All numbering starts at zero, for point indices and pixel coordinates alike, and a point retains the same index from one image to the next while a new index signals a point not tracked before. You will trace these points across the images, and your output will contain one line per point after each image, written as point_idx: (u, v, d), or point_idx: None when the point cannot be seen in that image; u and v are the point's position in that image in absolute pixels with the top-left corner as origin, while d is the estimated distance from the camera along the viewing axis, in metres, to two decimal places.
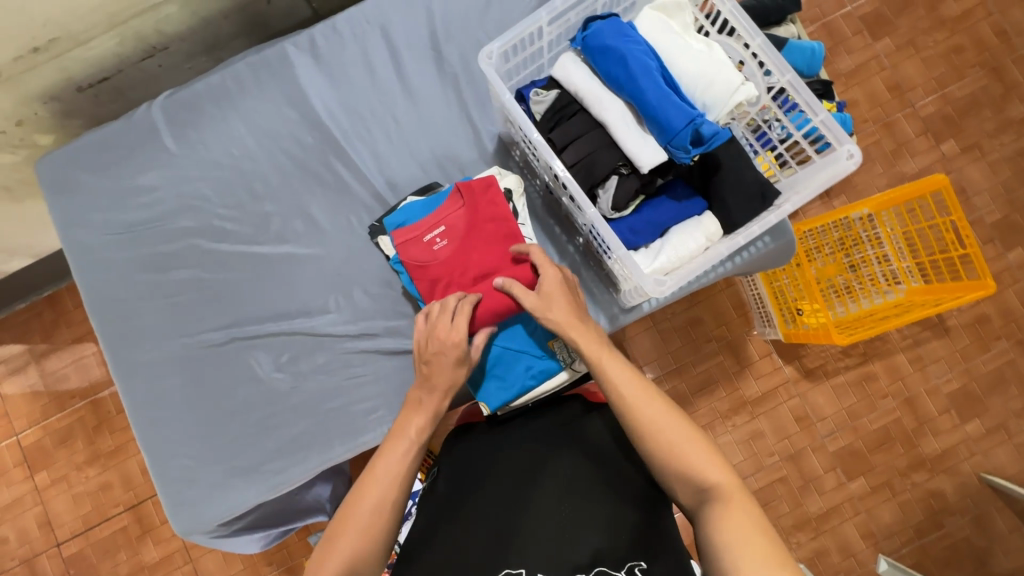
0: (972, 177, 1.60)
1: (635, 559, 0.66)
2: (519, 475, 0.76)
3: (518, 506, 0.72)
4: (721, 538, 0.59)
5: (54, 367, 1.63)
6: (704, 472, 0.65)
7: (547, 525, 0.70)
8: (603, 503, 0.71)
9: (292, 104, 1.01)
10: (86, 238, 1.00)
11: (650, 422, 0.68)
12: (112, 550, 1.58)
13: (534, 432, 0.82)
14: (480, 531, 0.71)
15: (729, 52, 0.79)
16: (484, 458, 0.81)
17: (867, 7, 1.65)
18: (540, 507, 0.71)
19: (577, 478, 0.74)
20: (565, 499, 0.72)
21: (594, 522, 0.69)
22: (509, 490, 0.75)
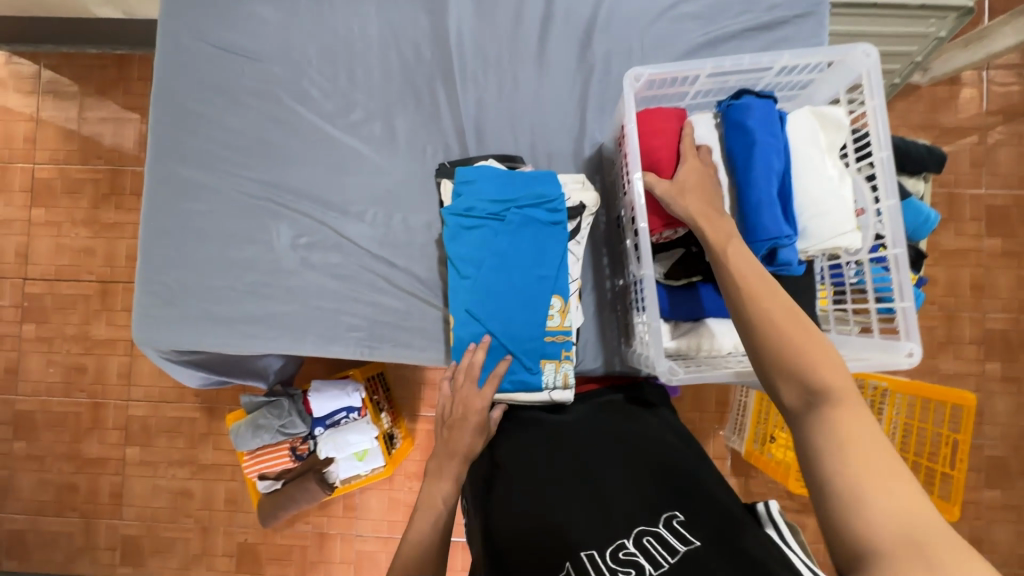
0: (995, 406, 1.57)
1: (668, 510, 0.66)
2: (529, 458, 0.78)
3: (540, 488, 0.73)
4: (845, 475, 0.45)
5: (96, 122, 1.64)
6: (856, 423, 0.48)
7: (572, 504, 0.70)
8: (608, 476, 0.72)
9: (429, 12, 0.98)
10: (181, 34, 0.99)
11: (803, 353, 0.52)
12: (68, 308, 1.63)
13: (562, 422, 0.85)
14: (525, 521, 0.70)
15: (855, 193, 0.75)
16: (517, 442, 0.82)
17: (999, 199, 1.57)
18: (555, 486, 0.73)
19: (577, 459, 0.76)
20: (585, 471, 0.74)
21: (610, 493, 0.70)
22: (522, 471, 0.76)
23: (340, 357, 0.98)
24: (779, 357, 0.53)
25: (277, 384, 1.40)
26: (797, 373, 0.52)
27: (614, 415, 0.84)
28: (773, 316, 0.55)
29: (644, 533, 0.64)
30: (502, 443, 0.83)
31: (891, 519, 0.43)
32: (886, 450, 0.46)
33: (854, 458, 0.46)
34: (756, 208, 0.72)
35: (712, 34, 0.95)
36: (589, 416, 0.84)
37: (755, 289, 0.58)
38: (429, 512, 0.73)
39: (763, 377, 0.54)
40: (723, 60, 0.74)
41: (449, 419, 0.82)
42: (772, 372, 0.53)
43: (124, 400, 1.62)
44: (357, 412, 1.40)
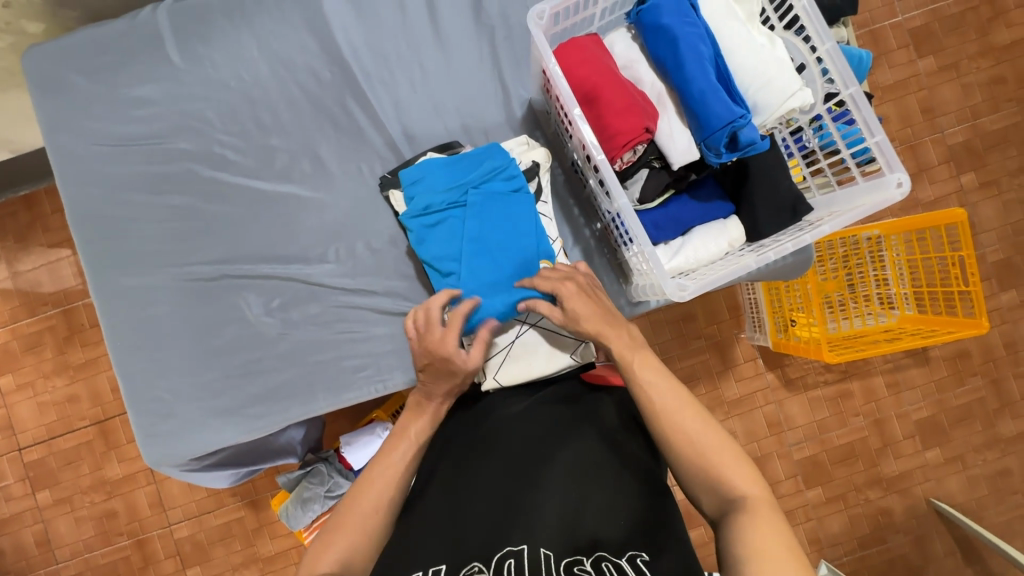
0: (983, 214, 1.59)
1: (636, 548, 0.57)
2: (527, 457, 0.69)
3: (518, 491, 0.65)
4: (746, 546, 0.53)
5: (27, 270, 1.56)
6: (766, 521, 0.55)
7: (545, 511, 0.62)
8: (607, 495, 0.64)
9: (312, 32, 0.93)
10: (73, 145, 0.93)
11: (717, 467, 0.60)
12: (75, 462, 1.57)
13: (544, 414, 0.76)
14: (476, 520, 0.63)
15: (791, 52, 0.74)
16: (491, 433, 0.74)
17: (918, 19, 1.58)
18: (541, 489, 0.65)
19: (580, 469, 0.67)
20: (571, 477, 0.66)
21: (591, 514, 0.62)
22: (515, 470, 0.68)
23: (357, 402, 0.95)
24: (696, 469, 0.61)
25: (307, 454, 1.37)
26: (715, 486, 0.60)
27: (635, 430, 0.73)
28: (688, 435, 0.63)
29: (604, 559, 0.56)
30: (500, 424, 0.76)
31: None
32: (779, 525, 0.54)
33: (756, 554, 0.52)
34: (701, 98, 0.70)
35: None
36: (607, 417, 0.74)
37: (667, 405, 0.65)
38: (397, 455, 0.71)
39: (692, 493, 0.63)
40: None
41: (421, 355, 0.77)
42: (692, 486, 0.62)
43: (165, 528, 1.57)
44: None
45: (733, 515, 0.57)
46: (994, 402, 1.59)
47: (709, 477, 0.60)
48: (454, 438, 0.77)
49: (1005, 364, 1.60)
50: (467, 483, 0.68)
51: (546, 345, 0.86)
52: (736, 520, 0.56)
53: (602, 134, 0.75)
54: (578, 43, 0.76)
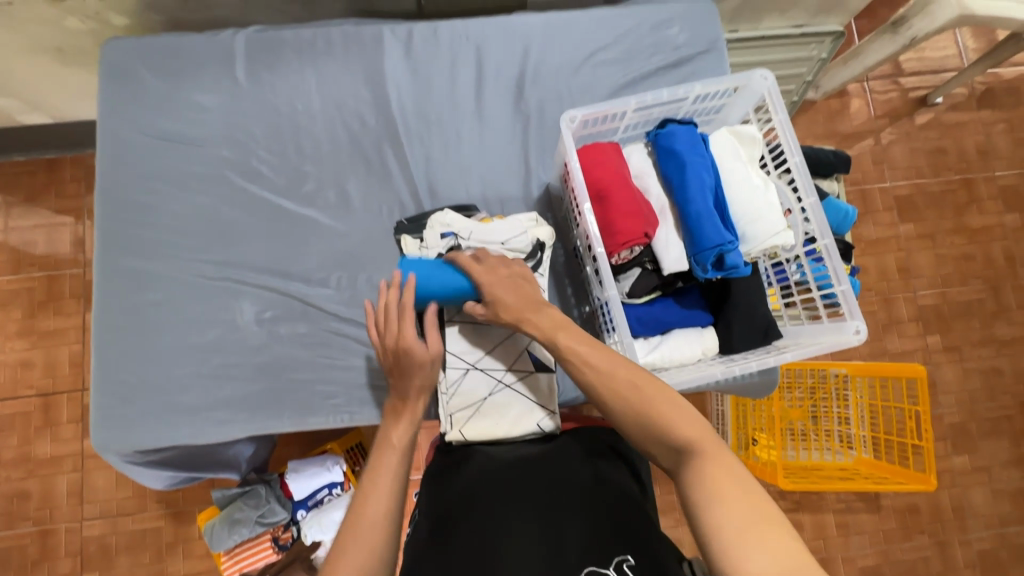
0: (944, 375, 1.68)
1: (621, 553, 0.61)
2: (495, 501, 0.69)
3: (493, 530, 0.65)
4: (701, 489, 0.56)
5: (27, 230, 1.58)
6: (721, 468, 0.57)
7: (527, 543, 0.63)
8: (581, 512, 0.67)
9: (369, 84, 1.04)
10: (122, 131, 1.00)
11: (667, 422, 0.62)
12: (6, 430, 1.50)
13: (515, 462, 0.78)
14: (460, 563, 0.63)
15: (781, 195, 0.84)
16: (466, 484, 0.74)
17: (903, 190, 1.76)
18: (515, 524, 0.65)
19: (557, 493, 0.69)
20: (546, 514, 0.66)
21: (574, 531, 0.64)
22: (490, 514, 0.67)
23: (319, 428, 0.95)
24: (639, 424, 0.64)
25: (250, 472, 1.33)
26: (662, 434, 0.62)
27: (603, 458, 0.77)
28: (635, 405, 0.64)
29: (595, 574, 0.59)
30: (476, 475, 0.75)
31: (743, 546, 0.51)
32: (733, 473, 0.57)
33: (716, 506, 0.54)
34: (698, 217, 0.78)
35: (630, 75, 1.06)
36: (572, 456, 0.77)
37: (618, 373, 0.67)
38: (378, 495, 0.66)
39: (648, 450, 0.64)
40: (645, 96, 0.83)
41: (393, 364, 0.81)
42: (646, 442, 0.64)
43: (76, 522, 1.48)
44: (340, 487, 1.35)
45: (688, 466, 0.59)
46: (938, 564, 1.60)
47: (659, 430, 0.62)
48: (432, 488, 0.76)
49: (952, 527, 1.62)
50: (449, 534, 0.67)
51: (513, 409, 0.89)
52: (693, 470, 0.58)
53: (604, 227, 0.83)
54: (602, 147, 0.86)
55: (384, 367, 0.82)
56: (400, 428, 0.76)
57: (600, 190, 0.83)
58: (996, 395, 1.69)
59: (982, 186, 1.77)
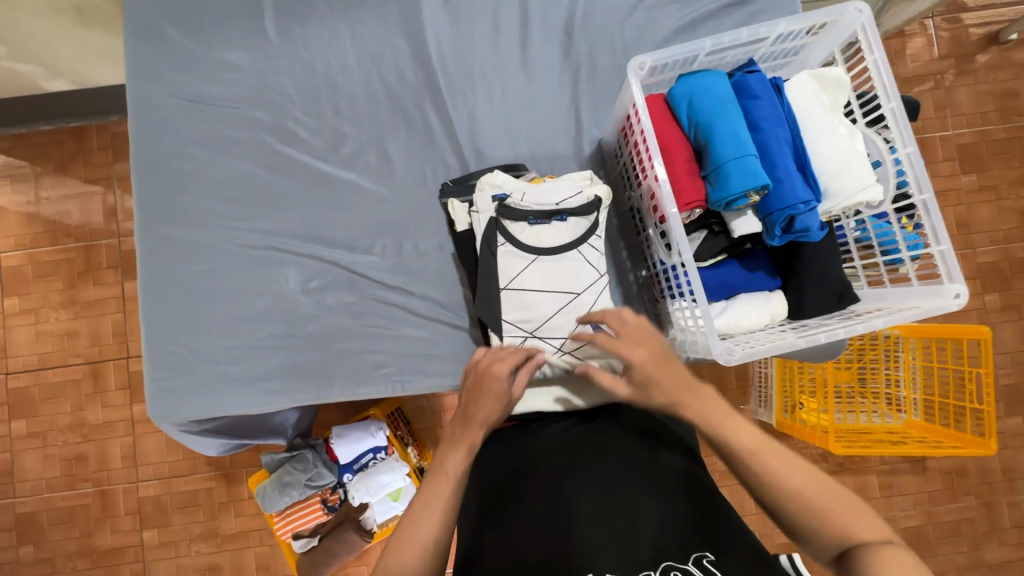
0: (1002, 335, 1.60)
1: (699, 548, 0.59)
2: (549, 484, 0.68)
3: (562, 514, 0.64)
4: None
5: (60, 200, 1.57)
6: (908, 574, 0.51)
7: (595, 534, 0.62)
8: (647, 496, 0.65)
9: (406, 35, 0.96)
10: (152, 93, 0.95)
11: (826, 515, 0.57)
12: (59, 397, 1.55)
13: (573, 438, 0.76)
14: (530, 549, 0.63)
15: (869, 146, 0.76)
16: (524, 462, 0.73)
17: (968, 137, 1.63)
18: (577, 512, 0.64)
19: (619, 475, 0.67)
20: (610, 498, 0.65)
21: (643, 521, 0.62)
22: (552, 501, 0.66)
23: (370, 397, 0.94)
24: (798, 515, 0.58)
25: (296, 437, 1.36)
26: (827, 530, 0.56)
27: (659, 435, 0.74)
28: (790, 485, 0.59)
29: (672, 568, 0.58)
30: (535, 452, 0.74)
31: None
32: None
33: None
34: (741, 166, 0.70)
35: (689, 15, 0.96)
36: (626, 429, 0.75)
37: (753, 449, 0.62)
38: (442, 483, 0.65)
39: (807, 546, 0.58)
40: (722, 36, 0.73)
41: (470, 382, 0.75)
42: (806, 538, 0.58)
43: (132, 483, 1.54)
44: (383, 451, 1.37)
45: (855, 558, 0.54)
46: (983, 525, 1.58)
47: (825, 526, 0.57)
48: (487, 470, 0.75)
49: (1000, 489, 1.58)
50: (512, 519, 0.67)
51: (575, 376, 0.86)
52: (860, 562, 0.53)
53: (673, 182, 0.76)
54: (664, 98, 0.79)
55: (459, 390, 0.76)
56: (457, 452, 0.68)
57: (669, 143, 0.77)
58: None
59: None
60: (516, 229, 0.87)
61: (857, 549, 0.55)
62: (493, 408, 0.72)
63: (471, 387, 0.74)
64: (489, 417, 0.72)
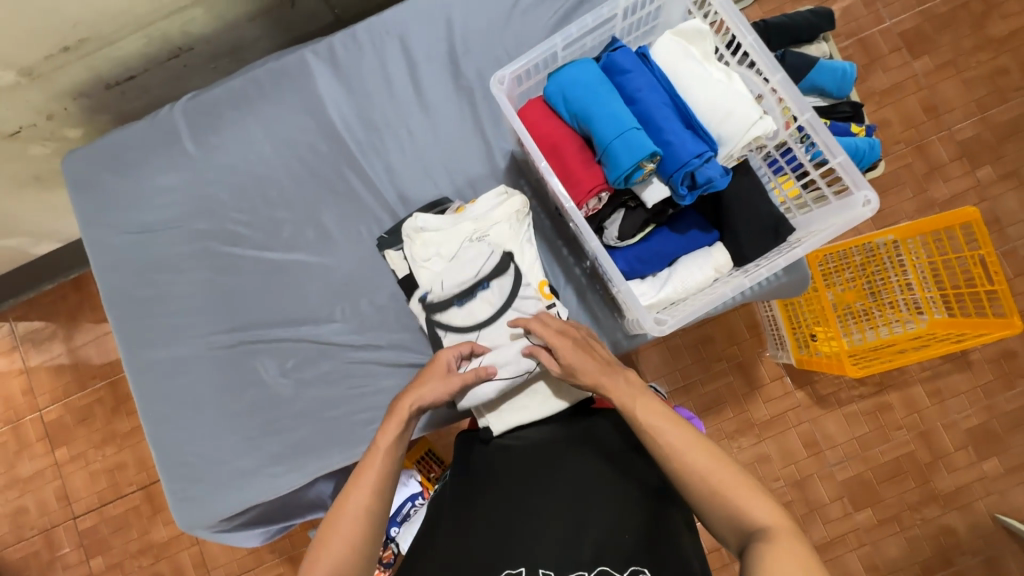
0: (1006, 206, 1.53)
1: (638, 563, 0.64)
2: (518, 487, 0.74)
3: (521, 518, 0.70)
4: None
5: (78, 347, 1.68)
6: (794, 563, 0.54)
7: (545, 542, 0.67)
8: (609, 504, 0.70)
9: (310, 113, 1.02)
10: (104, 236, 1.03)
11: (731, 499, 0.61)
12: (125, 527, 1.64)
13: (552, 444, 0.80)
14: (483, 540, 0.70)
15: (748, 84, 0.77)
16: (499, 466, 0.79)
17: (907, 23, 1.58)
18: (532, 519, 0.70)
19: (586, 484, 0.72)
20: (574, 502, 0.70)
21: (596, 524, 0.68)
22: (515, 503, 0.72)
23: (373, 454, 0.98)
24: (708, 500, 0.63)
25: None
26: (731, 515, 0.61)
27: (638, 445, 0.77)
28: (701, 473, 0.64)
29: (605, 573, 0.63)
30: (511, 458, 0.80)
31: None
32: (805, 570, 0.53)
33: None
34: (624, 142, 0.72)
35: (562, 10, 0.99)
36: (607, 439, 0.78)
37: (673, 444, 0.66)
38: (376, 454, 0.71)
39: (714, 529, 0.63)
40: (569, 29, 0.77)
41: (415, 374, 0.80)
42: (715, 524, 0.63)
43: None
44: (422, 497, 1.39)
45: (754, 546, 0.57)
46: None
47: (729, 514, 0.61)
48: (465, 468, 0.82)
49: None
50: (473, 510, 0.73)
51: (545, 386, 0.88)
52: (759, 554, 0.55)
53: (570, 176, 0.78)
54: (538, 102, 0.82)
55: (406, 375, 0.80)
56: (388, 429, 0.72)
57: (555, 142, 0.79)
58: None
59: None
60: (449, 316, 0.90)
61: (753, 534, 0.58)
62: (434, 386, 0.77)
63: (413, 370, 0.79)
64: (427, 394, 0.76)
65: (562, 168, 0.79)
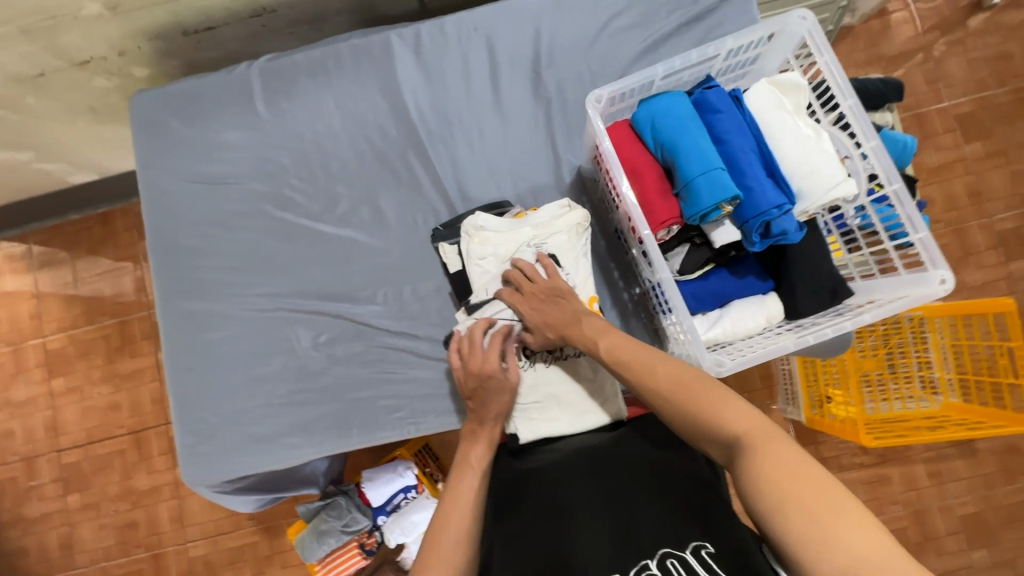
0: None
1: (699, 539, 0.61)
2: (552, 492, 0.73)
3: (561, 520, 0.69)
4: (762, 487, 0.50)
5: (94, 281, 1.67)
6: (782, 463, 0.51)
7: (590, 536, 0.66)
8: (652, 496, 0.68)
9: (385, 94, 1.02)
10: (161, 181, 1.03)
11: (710, 413, 0.58)
12: (107, 468, 1.63)
13: (583, 450, 0.80)
14: (531, 546, 0.68)
15: (836, 144, 0.78)
16: (533, 474, 0.78)
17: (966, 106, 1.59)
18: (579, 513, 0.69)
19: (623, 478, 0.71)
20: (612, 499, 0.69)
21: (642, 514, 0.66)
22: (554, 509, 0.71)
23: (387, 441, 0.98)
24: (687, 422, 0.60)
25: (328, 485, 1.39)
26: (708, 430, 0.58)
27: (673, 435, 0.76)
28: (669, 393, 0.62)
29: (669, 556, 0.61)
30: (543, 465, 0.80)
31: (826, 558, 0.46)
32: (798, 468, 0.50)
33: (772, 498, 0.49)
34: (708, 180, 0.72)
35: (649, 38, 0.99)
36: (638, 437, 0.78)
37: (651, 381, 0.65)
38: (473, 468, 0.74)
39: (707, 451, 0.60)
40: (672, 61, 0.79)
41: (473, 386, 0.82)
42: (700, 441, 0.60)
43: (182, 544, 1.59)
44: (414, 490, 1.39)
45: (737, 459, 0.54)
46: None
47: (707, 427, 0.58)
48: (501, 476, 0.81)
49: None
50: (517, 518, 0.73)
51: (576, 402, 0.89)
52: (742, 462, 0.53)
53: (644, 205, 0.79)
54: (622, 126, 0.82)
55: (464, 396, 0.83)
56: (478, 448, 0.77)
57: (634, 169, 0.80)
58: None
59: None
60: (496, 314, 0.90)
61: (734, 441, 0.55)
62: (506, 396, 0.82)
63: (473, 385, 0.82)
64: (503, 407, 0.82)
65: (638, 195, 0.80)
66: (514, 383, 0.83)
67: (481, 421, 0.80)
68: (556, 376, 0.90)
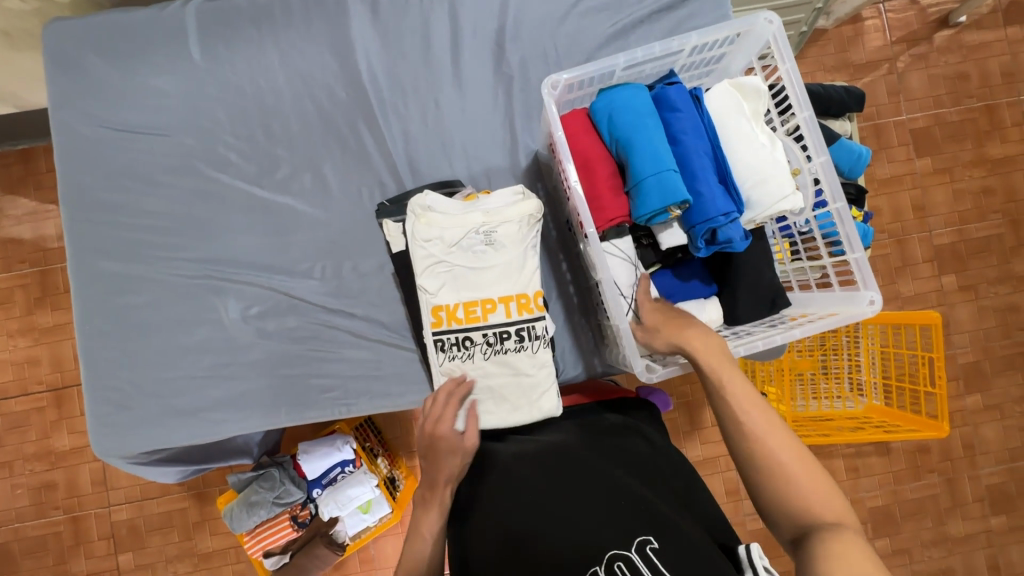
0: (958, 315, 1.62)
1: (644, 534, 0.65)
2: (525, 497, 0.74)
3: (528, 524, 0.71)
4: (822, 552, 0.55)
5: (11, 224, 1.53)
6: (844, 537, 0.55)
7: (558, 542, 0.68)
8: (603, 500, 0.70)
9: (336, 53, 0.95)
10: (77, 126, 0.93)
11: (780, 463, 0.61)
12: (22, 426, 1.52)
13: (548, 448, 0.79)
14: (495, 549, 0.72)
15: (788, 155, 0.78)
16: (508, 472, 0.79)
17: (921, 121, 1.63)
18: (547, 520, 0.70)
19: (579, 484, 0.73)
20: (571, 502, 0.71)
21: (593, 520, 0.68)
22: (524, 514, 0.73)
23: (317, 420, 0.94)
24: (752, 463, 0.63)
25: (262, 456, 1.35)
26: (775, 479, 0.61)
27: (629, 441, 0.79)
28: (750, 430, 0.63)
29: (617, 558, 0.64)
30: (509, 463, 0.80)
31: None
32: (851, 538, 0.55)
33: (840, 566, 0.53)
34: (660, 182, 0.71)
35: (619, 23, 0.95)
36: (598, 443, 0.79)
37: (735, 403, 0.66)
38: (422, 543, 0.76)
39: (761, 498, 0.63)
40: (636, 52, 0.75)
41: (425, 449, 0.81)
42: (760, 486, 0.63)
43: (104, 507, 1.52)
44: (352, 464, 1.35)
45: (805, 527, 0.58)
46: (946, 501, 1.61)
47: (774, 477, 0.61)
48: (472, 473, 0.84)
49: (961, 465, 1.61)
50: (488, 520, 0.76)
51: (512, 396, 0.85)
52: (809, 529, 0.57)
53: (595, 200, 0.77)
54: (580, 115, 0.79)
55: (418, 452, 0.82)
56: (429, 518, 0.77)
57: (587, 162, 0.77)
58: (1012, 332, 1.63)
59: (1005, 112, 1.64)
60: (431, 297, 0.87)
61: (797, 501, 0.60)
62: (452, 462, 0.79)
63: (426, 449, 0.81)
64: (450, 472, 0.79)
65: (589, 189, 0.77)
66: (469, 451, 0.80)
67: (433, 487, 0.78)
68: (493, 371, 0.86)
